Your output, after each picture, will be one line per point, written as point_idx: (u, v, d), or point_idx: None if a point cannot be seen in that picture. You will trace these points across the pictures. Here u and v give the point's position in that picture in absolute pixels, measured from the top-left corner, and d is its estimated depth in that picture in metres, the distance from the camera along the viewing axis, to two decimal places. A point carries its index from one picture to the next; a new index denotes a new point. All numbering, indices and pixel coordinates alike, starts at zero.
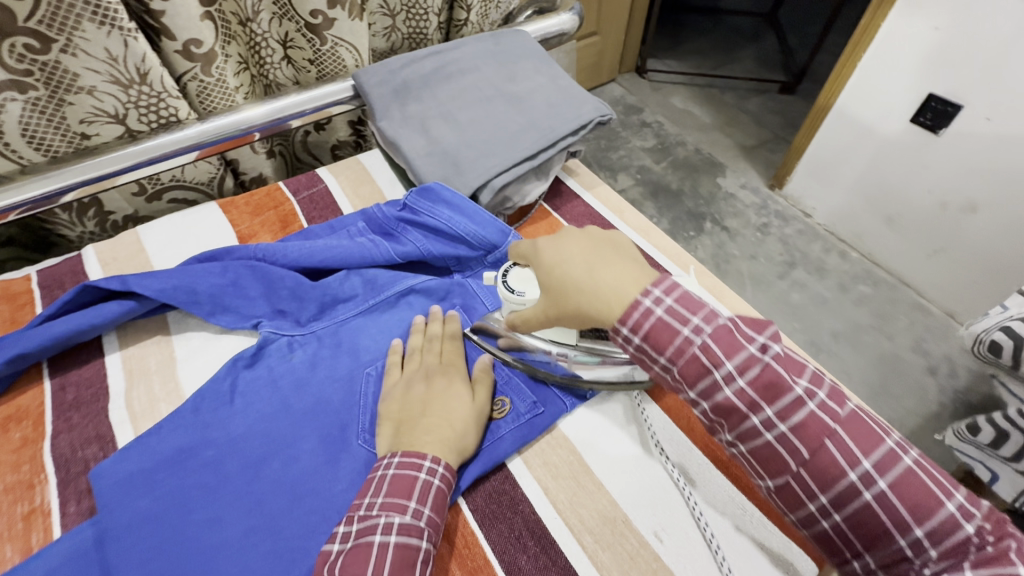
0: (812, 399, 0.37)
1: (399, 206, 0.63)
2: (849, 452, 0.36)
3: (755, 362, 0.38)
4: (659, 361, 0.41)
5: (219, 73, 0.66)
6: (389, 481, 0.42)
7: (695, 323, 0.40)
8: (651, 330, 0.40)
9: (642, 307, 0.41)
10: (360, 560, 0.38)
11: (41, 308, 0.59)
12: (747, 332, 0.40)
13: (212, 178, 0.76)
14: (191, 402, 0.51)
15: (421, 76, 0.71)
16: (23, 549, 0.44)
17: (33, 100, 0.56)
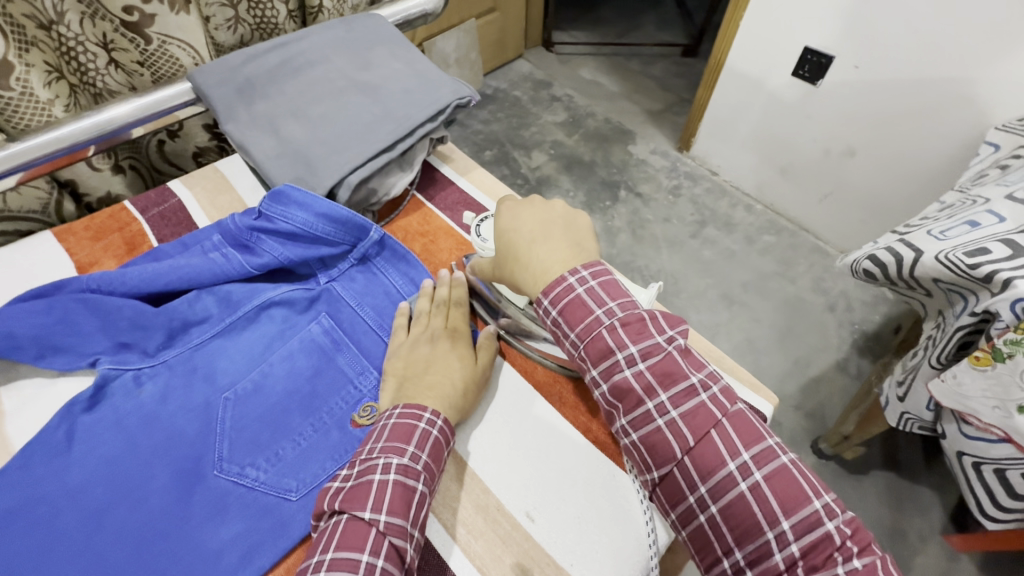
0: (741, 446, 0.42)
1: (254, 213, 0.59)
2: (732, 445, 0.42)
3: (688, 399, 0.44)
4: (569, 336, 0.47)
5: (23, 84, 0.59)
6: (390, 429, 0.44)
7: (608, 307, 0.46)
8: (568, 305, 0.46)
9: (568, 284, 0.46)
10: (361, 497, 0.40)
11: None
12: (660, 325, 0.46)
13: (46, 203, 0.69)
14: (18, 457, 0.46)
15: (265, 71, 0.66)
16: None
17: None
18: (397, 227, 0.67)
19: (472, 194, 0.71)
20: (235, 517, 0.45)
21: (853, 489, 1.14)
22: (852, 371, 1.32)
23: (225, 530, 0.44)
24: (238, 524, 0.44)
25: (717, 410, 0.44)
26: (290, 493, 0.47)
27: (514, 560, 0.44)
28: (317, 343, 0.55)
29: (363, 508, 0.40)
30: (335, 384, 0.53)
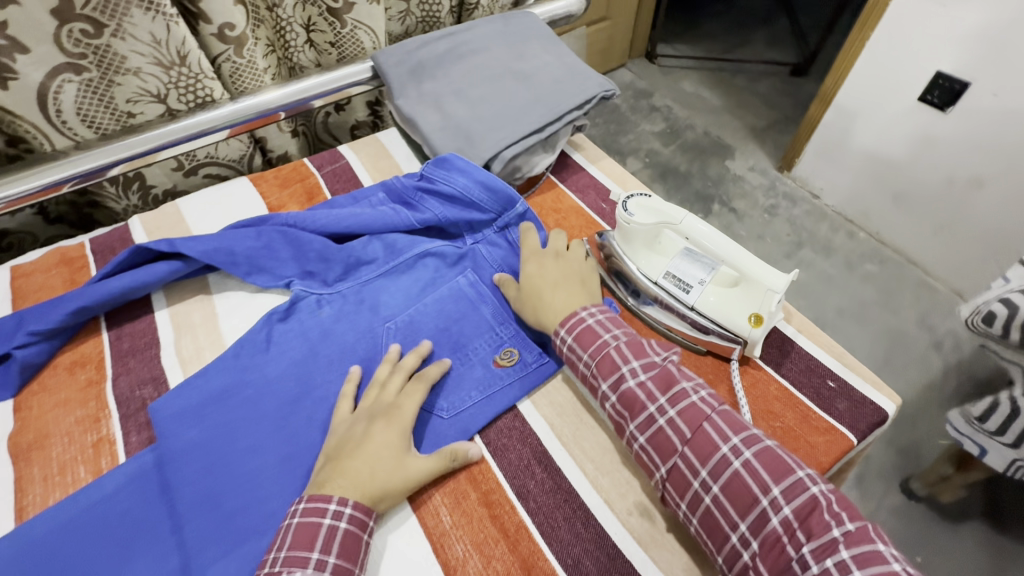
0: (731, 433, 0.45)
1: (417, 177, 0.69)
2: (722, 432, 0.45)
3: (683, 397, 0.47)
4: (582, 358, 0.51)
5: (250, 55, 0.72)
6: (294, 532, 0.42)
7: (614, 333, 0.52)
8: (580, 332, 0.52)
9: (580, 317, 0.53)
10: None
11: (95, 270, 0.66)
12: (655, 348, 0.52)
13: (243, 155, 0.82)
14: (232, 348, 0.56)
15: (435, 56, 0.76)
16: (95, 470, 0.50)
17: (87, 80, 0.62)
18: (533, 204, 0.73)
19: (601, 180, 0.76)
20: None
21: (945, 535, 1.07)
22: None
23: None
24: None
25: (707, 407, 0.46)
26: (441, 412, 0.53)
27: (636, 498, 0.49)
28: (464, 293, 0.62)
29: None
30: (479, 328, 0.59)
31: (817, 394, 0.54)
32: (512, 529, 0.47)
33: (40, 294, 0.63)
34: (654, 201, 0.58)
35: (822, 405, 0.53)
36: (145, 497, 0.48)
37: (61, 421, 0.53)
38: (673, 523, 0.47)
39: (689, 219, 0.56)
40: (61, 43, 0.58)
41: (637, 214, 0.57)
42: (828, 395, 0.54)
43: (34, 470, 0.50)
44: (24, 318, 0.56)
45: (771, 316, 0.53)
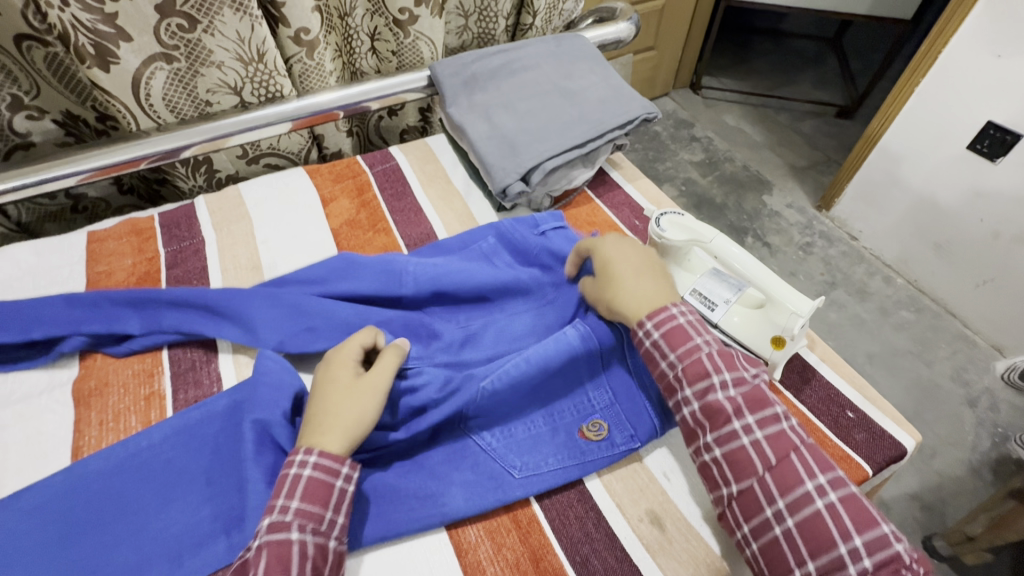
0: (819, 469, 0.43)
1: (537, 229, 0.66)
2: (810, 467, 0.43)
3: (773, 421, 0.45)
4: (667, 357, 0.49)
5: (318, 58, 0.78)
6: (304, 483, 0.42)
7: (705, 336, 0.49)
8: (669, 329, 0.49)
9: (672, 313, 0.50)
10: (236, 570, 0.39)
11: (161, 242, 0.71)
12: (746, 362, 0.49)
13: (302, 148, 0.88)
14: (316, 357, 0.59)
15: (488, 70, 0.80)
16: (144, 421, 0.54)
17: (176, 69, 0.69)
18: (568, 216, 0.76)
19: (636, 199, 0.79)
20: (465, 467, 0.50)
21: None
22: (988, 475, 1.18)
23: (457, 479, 0.49)
24: (467, 474, 0.49)
25: (797, 438, 0.45)
26: (512, 469, 0.50)
27: (648, 505, 0.49)
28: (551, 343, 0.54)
29: None
30: (572, 396, 0.54)
31: (835, 422, 0.55)
32: (524, 520, 0.48)
33: (111, 259, 0.69)
34: (683, 218, 0.61)
35: (839, 433, 0.54)
36: (185, 449, 0.51)
37: (120, 372, 0.57)
38: (683, 534, 0.47)
39: (719, 239, 0.59)
40: (159, 34, 0.64)
41: (670, 231, 0.60)
42: (846, 424, 0.54)
43: (92, 415, 0.54)
44: (119, 321, 0.58)
45: (793, 340, 0.54)
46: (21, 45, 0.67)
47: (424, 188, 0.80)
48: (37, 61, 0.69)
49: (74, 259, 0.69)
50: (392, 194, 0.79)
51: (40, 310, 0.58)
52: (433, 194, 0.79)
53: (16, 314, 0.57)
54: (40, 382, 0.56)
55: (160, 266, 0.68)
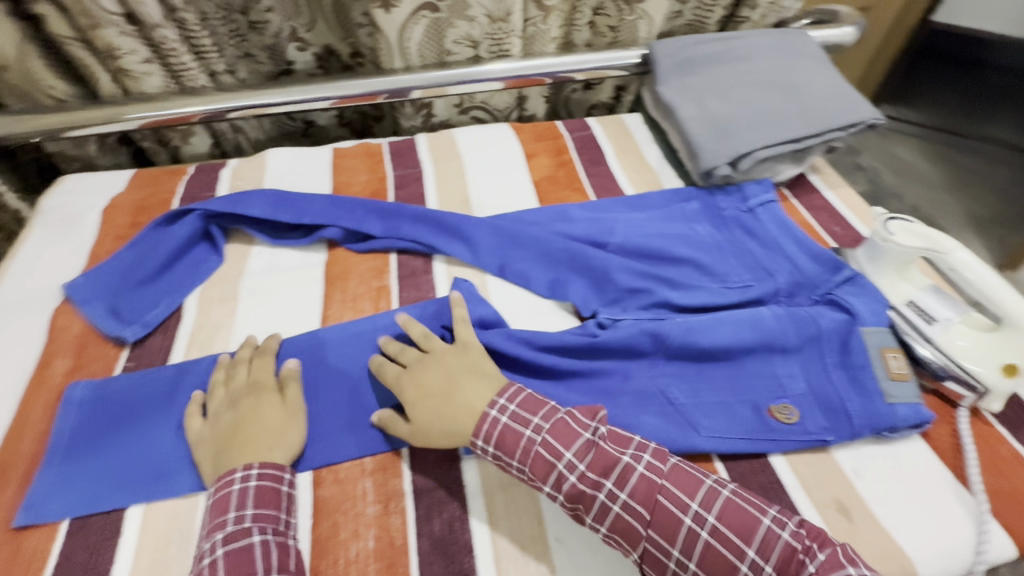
0: (687, 496, 0.44)
1: (745, 204, 0.72)
2: (679, 500, 0.43)
3: (631, 475, 0.44)
4: (512, 464, 0.47)
5: (549, 25, 0.84)
6: (253, 494, 0.44)
7: (535, 424, 0.47)
8: (499, 439, 0.47)
9: (492, 418, 0.47)
10: (239, 568, 0.40)
11: (389, 165, 0.82)
12: (583, 420, 0.48)
13: (507, 107, 0.96)
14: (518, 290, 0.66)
15: (706, 54, 0.81)
16: (375, 306, 0.64)
17: (436, 18, 0.78)
18: None
19: (835, 206, 0.76)
20: (652, 412, 0.53)
21: None
22: None
23: (644, 425, 0.52)
24: (654, 418, 0.52)
25: (656, 475, 0.45)
26: (699, 426, 0.52)
27: (835, 495, 0.49)
28: (756, 320, 0.57)
29: (250, 572, 0.40)
30: (761, 373, 0.55)
31: None
32: None
33: (350, 174, 0.80)
34: (920, 223, 0.58)
35: None
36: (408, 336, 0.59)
37: (358, 265, 0.67)
38: (872, 531, 0.47)
39: (959, 253, 0.55)
40: None
41: (898, 235, 0.58)
42: None
43: (336, 293, 0.65)
44: (365, 222, 0.69)
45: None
46: None
47: (619, 160, 0.83)
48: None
49: (322, 168, 0.81)
50: (589, 160, 0.83)
51: (309, 203, 0.70)
52: (628, 167, 0.82)
53: (290, 203, 0.69)
54: (298, 259, 0.68)
55: (388, 186, 0.79)
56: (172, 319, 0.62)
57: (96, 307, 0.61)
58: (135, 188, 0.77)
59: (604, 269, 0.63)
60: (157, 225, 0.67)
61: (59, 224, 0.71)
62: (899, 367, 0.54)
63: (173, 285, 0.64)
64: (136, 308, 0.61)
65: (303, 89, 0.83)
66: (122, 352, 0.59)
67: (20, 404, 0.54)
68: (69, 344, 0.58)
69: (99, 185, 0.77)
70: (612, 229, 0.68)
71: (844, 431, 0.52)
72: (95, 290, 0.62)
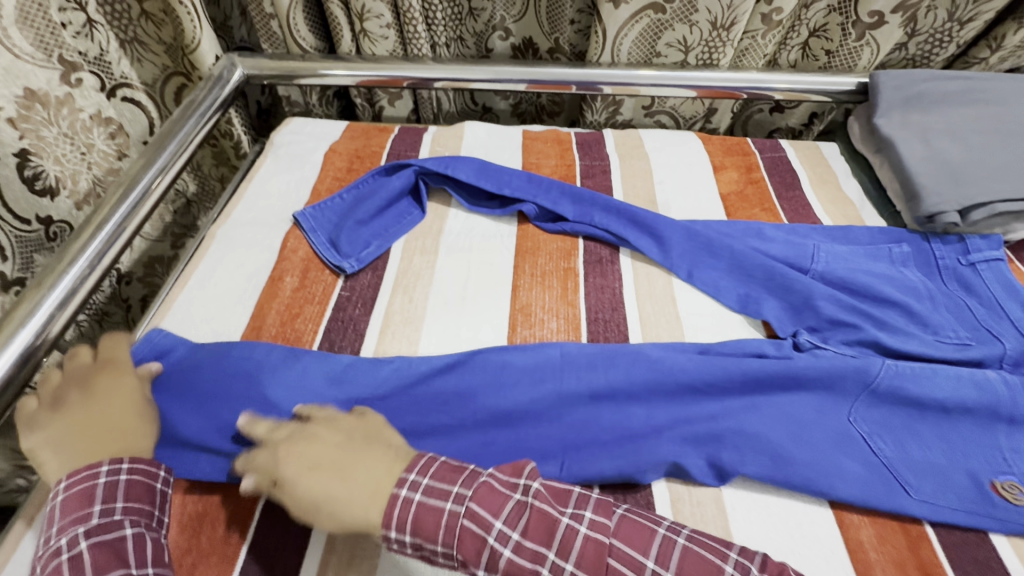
0: (640, 556, 0.41)
1: (967, 257, 0.66)
2: (631, 560, 0.41)
3: (574, 539, 0.41)
4: (436, 548, 0.41)
5: (766, 39, 0.82)
6: (122, 488, 0.44)
7: (454, 496, 0.42)
8: (418, 520, 0.41)
9: (404, 496, 0.42)
10: (106, 562, 0.40)
11: (576, 155, 0.83)
12: (504, 480, 0.44)
13: (693, 117, 0.95)
14: (706, 299, 0.64)
15: (939, 93, 0.76)
16: (562, 286, 0.65)
17: (657, 19, 0.79)
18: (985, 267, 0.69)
19: None
20: (855, 458, 0.50)
21: None
22: None
23: (847, 464, 0.49)
24: (858, 465, 0.49)
25: (602, 536, 0.41)
26: (909, 486, 0.48)
27: None
28: (985, 381, 0.52)
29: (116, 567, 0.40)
30: (983, 441, 0.50)
31: None
32: (913, 531, 0.47)
33: (539, 156, 0.83)
34: None
35: None
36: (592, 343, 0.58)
37: (547, 244, 0.69)
38: None
39: None
40: None
41: None
42: None
43: (526, 266, 0.67)
44: (559, 204, 0.71)
45: None
46: None
47: (814, 189, 0.80)
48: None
49: (514, 147, 0.84)
50: (781, 183, 0.80)
51: (510, 177, 0.73)
52: (825, 196, 0.78)
53: (495, 176, 0.73)
54: (491, 227, 0.72)
55: (576, 174, 0.80)
56: (379, 260, 0.67)
57: (320, 237, 0.67)
58: (349, 138, 0.84)
59: (806, 293, 0.61)
60: (378, 173, 0.73)
61: (289, 159, 0.79)
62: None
63: (383, 230, 0.69)
64: (354, 245, 0.67)
65: (505, 69, 0.86)
66: (338, 281, 0.64)
67: (254, 311, 0.60)
68: (297, 265, 0.65)
69: (320, 129, 0.86)
70: (813, 257, 0.66)
71: None
72: (323, 222, 0.69)
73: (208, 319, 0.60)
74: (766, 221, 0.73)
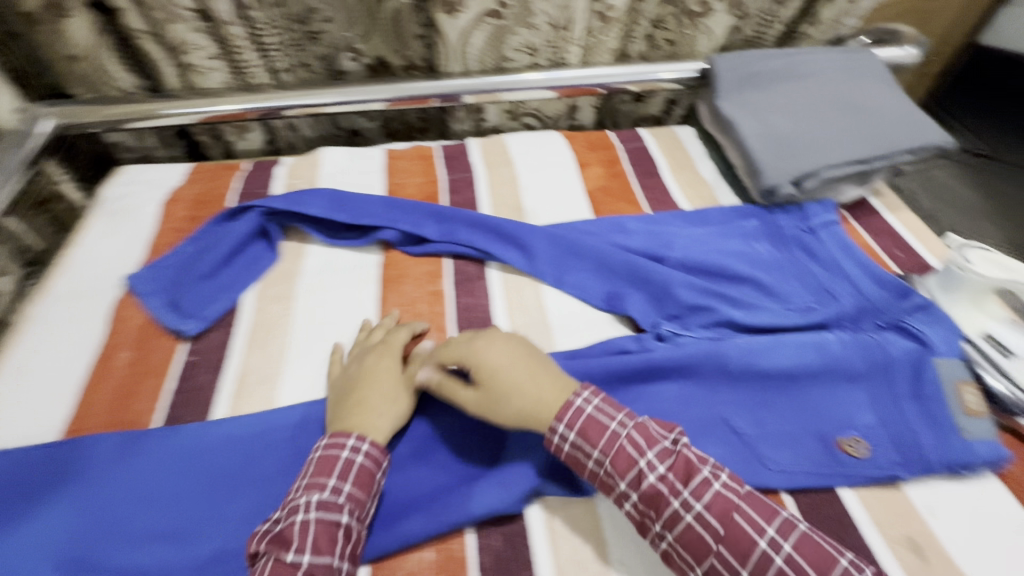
0: (763, 523, 0.41)
1: (806, 224, 0.71)
2: (755, 523, 0.41)
3: (706, 488, 0.42)
4: (591, 456, 0.45)
5: (608, 36, 0.84)
6: (353, 468, 0.45)
7: (617, 420, 0.45)
8: (583, 426, 0.45)
9: (577, 406, 0.46)
10: (321, 540, 0.41)
11: (442, 169, 0.81)
12: (654, 428, 0.46)
13: (556, 116, 0.95)
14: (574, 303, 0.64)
15: (769, 71, 0.80)
16: (430, 311, 0.63)
17: (498, 25, 0.78)
18: None
19: (898, 230, 0.75)
20: (715, 441, 0.52)
21: None
22: None
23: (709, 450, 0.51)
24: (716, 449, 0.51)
25: (731, 493, 0.42)
26: (765, 459, 0.51)
27: (906, 532, 0.47)
28: (822, 343, 0.56)
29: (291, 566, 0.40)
30: (828, 400, 0.54)
31: None
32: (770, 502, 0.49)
33: (403, 176, 0.80)
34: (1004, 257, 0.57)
35: None
36: None
37: (413, 268, 0.67)
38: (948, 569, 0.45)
39: None
40: None
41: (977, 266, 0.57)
42: None
43: (391, 296, 0.64)
44: (421, 225, 0.68)
45: None
46: None
47: (673, 174, 0.82)
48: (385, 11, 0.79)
49: (376, 169, 0.81)
50: (642, 172, 0.82)
51: (365, 205, 0.69)
52: (682, 181, 0.81)
53: (351, 206, 0.69)
54: (353, 260, 0.68)
55: (441, 189, 0.78)
56: (229, 315, 0.62)
57: (158, 299, 0.61)
58: (194, 182, 0.77)
59: (663, 283, 0.62)
60: (220, 219, 0.68)
61: (122, 215, 0.72)
62: (974, 403, 0.52)
63: (232, 281, 0.64)
64: (198, 302, 0.61)
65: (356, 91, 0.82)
66: (182, 346, 0.59)
67: (81, 399, 0.54)
68: (132, 335, 0.59)
69: (160, 177, 0.78)
70: (670, 245, 0.67)
71: (913, 466, 0.50)
72: (160, 282, 0.63)
73: (25, 416, 0.52)
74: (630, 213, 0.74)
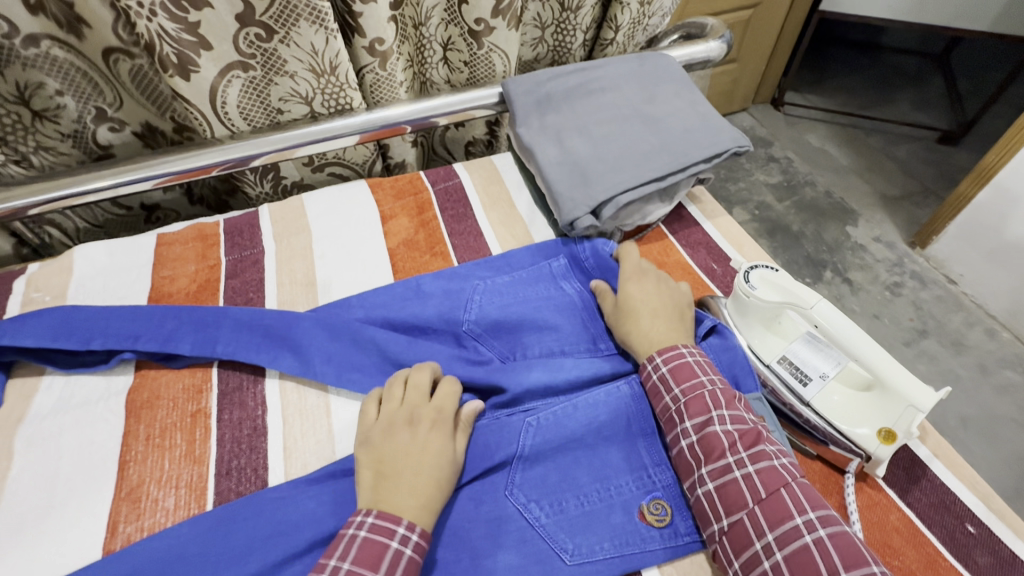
0: (809, 506, 0.43)
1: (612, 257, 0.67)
2: (799, 503, 0.44)
3: (765, 459, 0.46)
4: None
5: (391, 69, 0.76)
6: (389, 559, 0.41)
7: (711, 377, 0.52)
8: (676, 366, 0.52)
9: (360, 527, 0.42)
10: None
11: (224, 250, 0.71)
12: (748, 409, 0.51)
13: (366, 160, 0.87)
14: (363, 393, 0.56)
15: (564, 89, 0.75)
16: (188, 439, 0.53)
17: (251, 78, 0.68)
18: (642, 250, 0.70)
19: (716, 242, 0.72)
20: (510, 546, 0.46)
21: None
22: None
23: (502, 559, 0.45)
24: (511, 556, 0.45)
25: (788, 474, 0.46)
26: (564, 552, 0.46)
27: None
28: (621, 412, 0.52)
29: None
30: (626, 468, 0.51)
31: (951, 538, 0.49)
32: None
33: (175, 265, 0.69)
34: (784, 279, 0.58)
35: (957, 553, 0.48)
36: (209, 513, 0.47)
37: (170, 386, 0.57)
38: None
39: (821, 305, 0.54)
40: (238, 43, 0.64)
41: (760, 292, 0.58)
42: (964, 541, 0.49)
43: (140, 429, 0.54)
44: (173, 340, 0.57)
45: (905, 435, 0.50)
46: (110, 58, 0.66)
47: (486, 212, 0.76)
48: (123, 74, 0.68)
49: (141, 262, 0.69)
50: (453, 216, 0.75)
51: (102, 321, 0.58)
52: (496, 219, 0.75)
53: (82, 329, 0.57)
54: (98, 388, 0.57)
55: (220, 275, 0.68)
56: None
57: None
58: None
59: None
60: None
61: None
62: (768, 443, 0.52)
63: None
64: None
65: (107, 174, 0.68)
66: None
67: None
68: None
69: None
70: (467, 304, 0.61)
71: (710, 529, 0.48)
72: None
73: None
74: (433, 270, 0.68)
